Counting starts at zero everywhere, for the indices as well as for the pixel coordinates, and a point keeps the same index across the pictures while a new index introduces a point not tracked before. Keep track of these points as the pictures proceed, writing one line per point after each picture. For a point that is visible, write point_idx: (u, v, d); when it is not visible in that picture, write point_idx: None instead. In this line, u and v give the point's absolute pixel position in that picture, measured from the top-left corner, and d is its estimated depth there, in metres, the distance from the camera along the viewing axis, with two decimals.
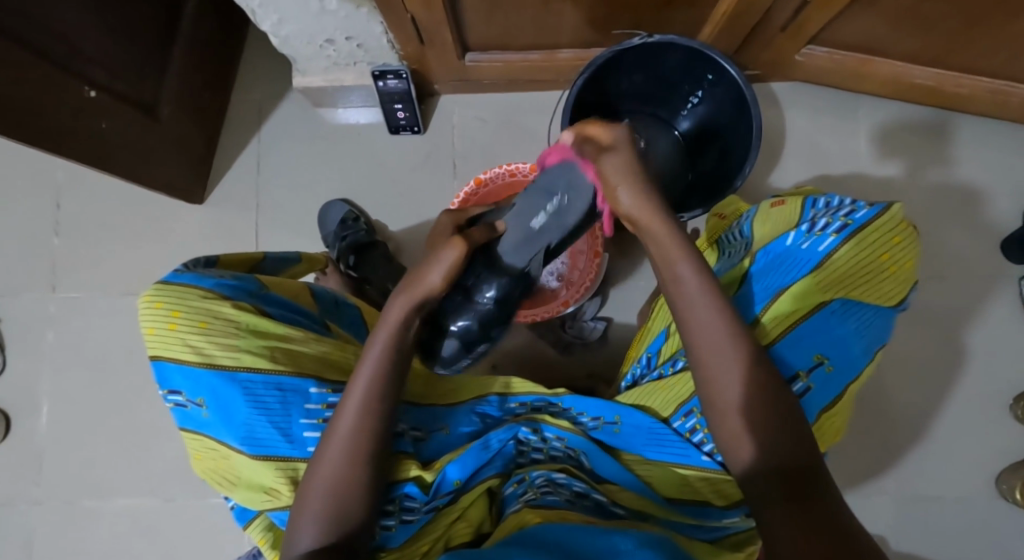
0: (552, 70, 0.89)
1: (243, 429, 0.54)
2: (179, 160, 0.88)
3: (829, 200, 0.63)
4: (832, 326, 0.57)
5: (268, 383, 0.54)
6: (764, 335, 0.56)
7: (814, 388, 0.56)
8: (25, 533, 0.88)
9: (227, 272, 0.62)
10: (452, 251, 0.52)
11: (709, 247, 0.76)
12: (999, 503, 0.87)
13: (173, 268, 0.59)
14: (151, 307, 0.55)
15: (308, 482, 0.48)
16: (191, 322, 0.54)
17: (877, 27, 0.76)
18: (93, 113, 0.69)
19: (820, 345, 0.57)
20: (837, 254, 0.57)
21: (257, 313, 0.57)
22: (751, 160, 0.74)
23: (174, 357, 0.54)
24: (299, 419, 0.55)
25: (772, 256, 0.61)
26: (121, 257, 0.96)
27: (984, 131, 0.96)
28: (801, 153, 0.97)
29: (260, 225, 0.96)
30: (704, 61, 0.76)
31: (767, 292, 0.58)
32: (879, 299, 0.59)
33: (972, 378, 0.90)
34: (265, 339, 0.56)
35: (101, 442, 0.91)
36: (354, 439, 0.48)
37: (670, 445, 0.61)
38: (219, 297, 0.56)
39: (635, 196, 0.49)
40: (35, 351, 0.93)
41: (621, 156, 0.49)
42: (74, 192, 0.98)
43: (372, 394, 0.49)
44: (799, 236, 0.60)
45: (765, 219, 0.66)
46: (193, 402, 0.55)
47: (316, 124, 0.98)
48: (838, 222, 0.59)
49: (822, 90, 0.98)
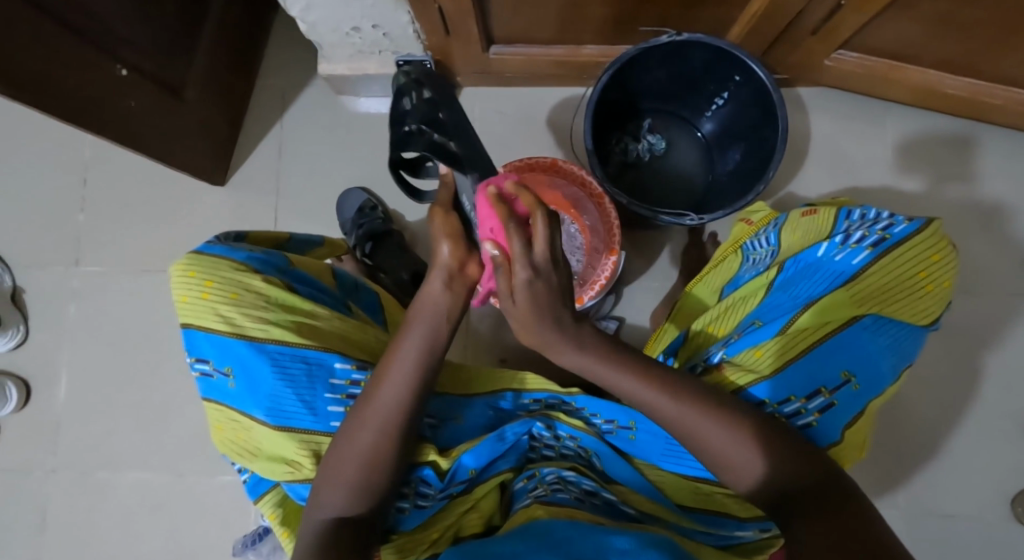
0: (575, 66, 0.88)
1: (269, 399, 0.55)
2: (203, 142, 0.89)
3: (865, 212, 0.62)
4: (862, 342, 0.56)
5: (295, 355, 0.55)
6: (789, 347, 0.56)
7: (838, 404, 0.56)
8: (40, 499, 0.90)
9: (257, 248, 0.64)
10: (436, 217, 0.45)
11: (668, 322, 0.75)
12: (1012, 526, 0.85)
13: (205, 241, 0.61)
14: (185, 276, 0.57)
15: (341, 449, 0.48)
16: (222, 292, 0.56)
17: (909, 34, 0.75)
18: (121, 92, 0.70)
19: (849, 361, 0.56)
20: (870, 269, 0.57)
21: (286, 289, 0.59)
22: (774, 165, 0.71)
23: (205, 325, 0.56)
24: (324, 393, 0.56)
25: (802, 265, 0.60)
26: (142, 235, 0.97)
27: (1014, 145, 0.94)
28: (825, 159, 0.95)
29: (278, 209, 0.97)
30: (731, 62, 0.74)
31: (796, 301, 0.58)
32: (912, 318, 0.58)
33: (991, 396, 0.89)
34: (293, 313, 0.57)
35: (117, 415, 0.92)
36: (389, 414, 0.48)
37: (684, 459, 0.60)
38: (250, 270, 0.57)
39: (540, 336, 0.41)
40: (56, 322, 0.95)
41: (518, 306, 0.39)
42: (99, 169, 0.99)
43: (413, 374, 0.47)
44: (832, 248, 0.59)
45: (795, 228, 0.66)
46: (219, 371, 0.56)
47: (337, 111, 0.99)
48: (874, 236, 0.58)
49: (850, 96, 0.96)
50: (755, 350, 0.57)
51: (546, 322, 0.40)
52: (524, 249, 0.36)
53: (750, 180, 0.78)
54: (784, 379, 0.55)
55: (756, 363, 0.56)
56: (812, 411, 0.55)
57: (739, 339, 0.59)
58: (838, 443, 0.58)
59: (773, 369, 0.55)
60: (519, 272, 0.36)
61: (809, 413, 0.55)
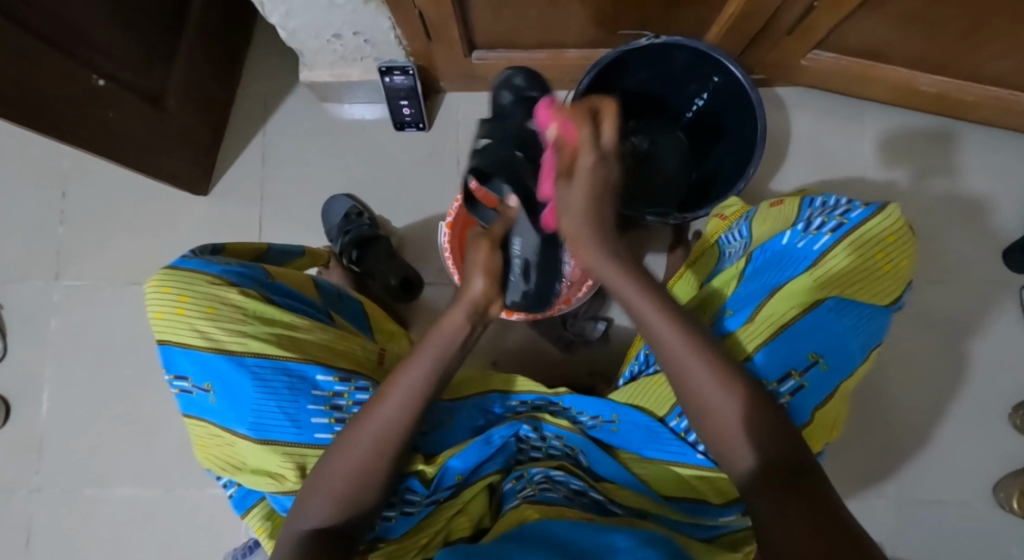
0: (558, 69, 0.89)
1: (251, 414, 0.54)
2: (185, 152, 0.89)
3: (825, 200, 0.64)
4: (827, 324, 0.57)
5: (275, 367, 0.55)
6: (755, 334, 0.56)
7: (808, 387, 0.56)
8: (24, 518, 0.88)
9: (234, 261, 0.62)
10: (481, 252, 0.49)
11: (687, 268, 0.76)
12: (997, 511, 0.87)
13: (180, 255, 0.60)
14: (160, 291, 0.55)
15: (331, 463, 0.48)
16: (198, 307, 0.54)
17: (882, 33, 0.77)
18: (101, 102, 0.70)
19: (816, 343, 0.57)
20: (832, 253, 0.58)
21: (264, 301, 0.58)
22: (756, 162, 0.73)
23: (182, 341, 0.55)
24: (307, 404, 0.55)
25: (769, 254, 0.62)
26: (125, 246, 0.96)
27: (987, 139, 0.96)
28: (805, 156, 0.97)
29: (263, 218, 0.96)
30: (710, 62, 0.76)
31: (764, 289, 0.59)
32: (873, 298, 0.59)
33: (973, 385, 0.91)
34: (271, 326, 0.56)
35: (101, 429, 0.91)
36: (384, 431, 0.48)
37: (667, 444, 0.61)
38: (226, 283, 0.56)
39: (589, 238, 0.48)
40: (38, 337, 0.93)
41: (576, 189, 0.47)
42: (79, 180, 0.98)
43: (414, 397, 0.48)
44: (795, 235, 0.61)
45: (764, 219, 0.67)
46: (199, 387, 0.55)
47: (321, 118, 0.99)
48: (833, 221, 0.59)
49: (827, 94, 0.98)
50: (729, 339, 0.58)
51: (596, 214, 0.48)
52: (592, 139, 0.47)
53: (733, 177, 0.80)
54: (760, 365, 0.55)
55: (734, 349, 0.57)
56: (784, 394, 0.55)
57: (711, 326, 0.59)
58: (810, 425, 0.58)
59: (751, 355, 0.56)
60: (587, 159, 0.47)
61: (781, 396, 0.55)
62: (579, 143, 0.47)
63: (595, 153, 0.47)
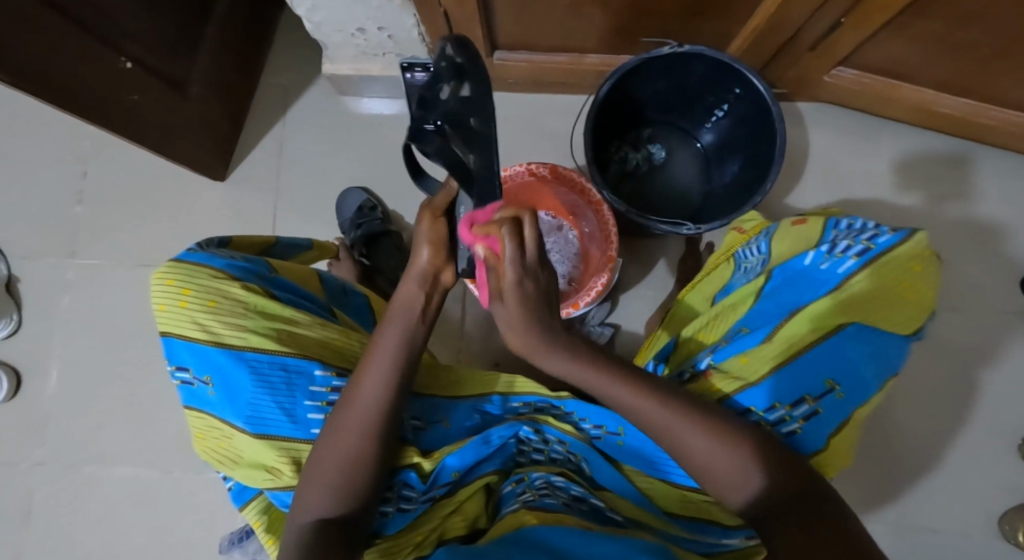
0: (577, 75, 0.89)
1: (248, 408, 0.54)
2: (204, 138, 0.89)
3: (852, 222, 0.63)
4: (848, 351, 0.55)
5: (273, 362, 0.55)
6: (770, 355, 0.56)
7: (822, 412, 0.55)
8: (24, 491, 0.89)
9: (239, 254, 0.62)
10: (422, 224, 0.46)
11: (662, 328, 0.76)
12: (999, 543, 0.86)
13: (186, 247, 0.60)
14: (163, 283, 0.56)
15: (322, 453, 0.49)
16: (200, 300, 0.55)
17: (906, 54, 0.76)
18: (125, 84, 0.71)
19: (834, 370, 0.55)
20: (856, 279, 0.57)
21: (266, 295, 0.57)
22: (772, 177, 0.72)
23: (183, 334, 0.55)
24: (304, 401, 0.56)
25: (789, 274, 0.62)
26: (139, 229, 0.97)
27: (1008, 166, 0.95)
28: (822, 174, 0.96)
29: (277, 208, 0.97)
30: (731, 74, 0.75)
31: (783, 309, 0.59)
32: (898, 326, 0.57)
33: (982, 414, 0.89)
34: (272, 320, 0.56)
35: (105, 409, 0.92)
36: (367, 415, 0.49)
37: (675, 466, 0.61)
38: (228, 277, 0.56)
39: (526, 342, 0.43)
40: (49, 313, 0.94)
41: (507, 309, 0.42)
42: (98, 162, 0.99)
43: (391, 370, 0.49)
44: (819, 257, 0.60)
45: (784, 237, 0.66)
46: (199, 379, 0.55)
47: (339, 111, 0.99)
48: (859, 245, 0.59)
49: (847, 112, 0.98)
50: (743, 359, 0.57)
51: (536, 327, 0.42)
52: (515, 252, 0.39)
53: (750, 190, 0.79)
54: (772, 389, 0.55)
55: (748, 370, 0.56)
56: (797, 419, 0.55)
57: (727, 346, 0.59)
58: (823, 451, 0.57)
59: (764, 377, 0.55)
60: (509, 271, 0.39)
61: (794, 420, 0.55)
62: (500, 259, 0.39)
63: (516, 266, 0.39)
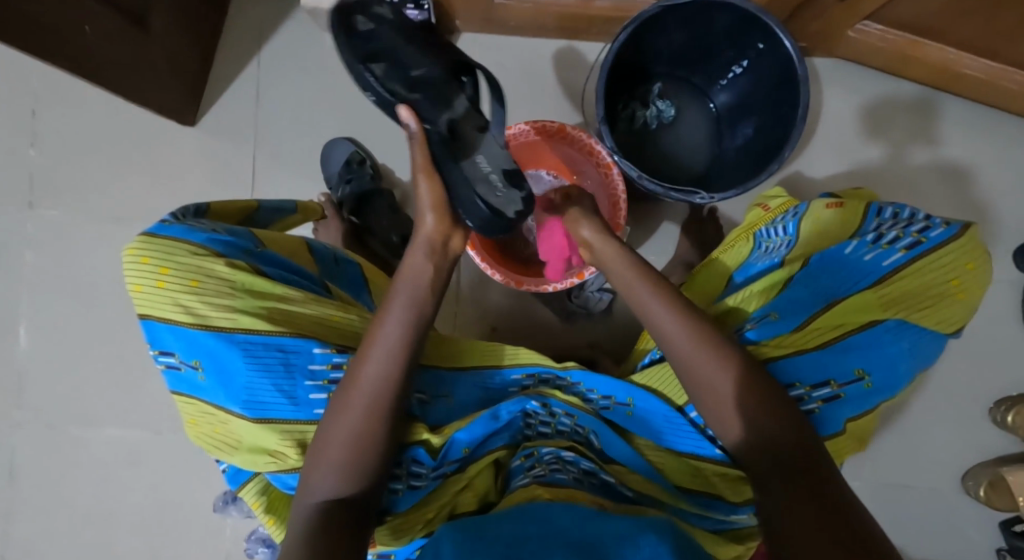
0: (585, 19, 0.82)
1: (244, 392, 0.51)
2: (171, 78, 0.81)
3: (897, 212, 0.64)
4: (883, 344, 0.58)
5: (268, 343, 0.52)
6: (807, 340, 0.58)
7: (844, 398, 0.58)
8: (7, 449, 0.87)
9: (220, 224, 0.57)
10: (424, 185, 0.55)
11: (690, 284, 0.73)
12: (962, 498, 0.91)
13: (160, 219, 0.55)
14: (137, 262, 0.51)
15: (327, 431, 0.47)
16: (180, 281, 0.51)
17: (939, 10, 0.71)
18: (80, 19, 0.62)
19: (863, 361, 0.58)
20: (901, 271, 0.59)
21: (254, 272, 0.53)
22: (791, 144, 0.66)
23: (164, 317, 0.51)
24: (304, 381, 0.53)
25: (827, 261, 0.60)
26: (104, 177, 0.89)
27: (1016, 130, 0.93)
28: (832, 134, 0.93)
29: (256, 157, 0.90)
30: (755, 28, 0.69)
31: (819, 298, 0.59)
32: (938, 325, 0.60)
33: (961, 379, 0.92)
34: (262, 299, 0.53)
35: (85, 368, 0.88)
36: (374, 393, 0.48)
37: (686, 435, 0.62)
38: (211, 253, 0.52)
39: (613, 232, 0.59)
40: (12, 267, 0.88)
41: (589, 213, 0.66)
42: (52, 101, 0.90)
43: (395, 350, 0.50)
44: (862, 246, 0.60)
45: (817, 219, 0.65)
46: (187, 364, 0.52)
47: (321, 50, 0.90)
48: (909, 238, 0.60)
49: (864, 69, 0.93)
50: (767, 341, 0.58)
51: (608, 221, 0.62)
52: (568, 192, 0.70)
53: (762, 158, 0.75)
54: (797, 366, 0.57)
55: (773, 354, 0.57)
56: (817, 400, 0.57)
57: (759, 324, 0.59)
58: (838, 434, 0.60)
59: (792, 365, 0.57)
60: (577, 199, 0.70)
61: (813, 400, 0.57)
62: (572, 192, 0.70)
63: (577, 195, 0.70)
